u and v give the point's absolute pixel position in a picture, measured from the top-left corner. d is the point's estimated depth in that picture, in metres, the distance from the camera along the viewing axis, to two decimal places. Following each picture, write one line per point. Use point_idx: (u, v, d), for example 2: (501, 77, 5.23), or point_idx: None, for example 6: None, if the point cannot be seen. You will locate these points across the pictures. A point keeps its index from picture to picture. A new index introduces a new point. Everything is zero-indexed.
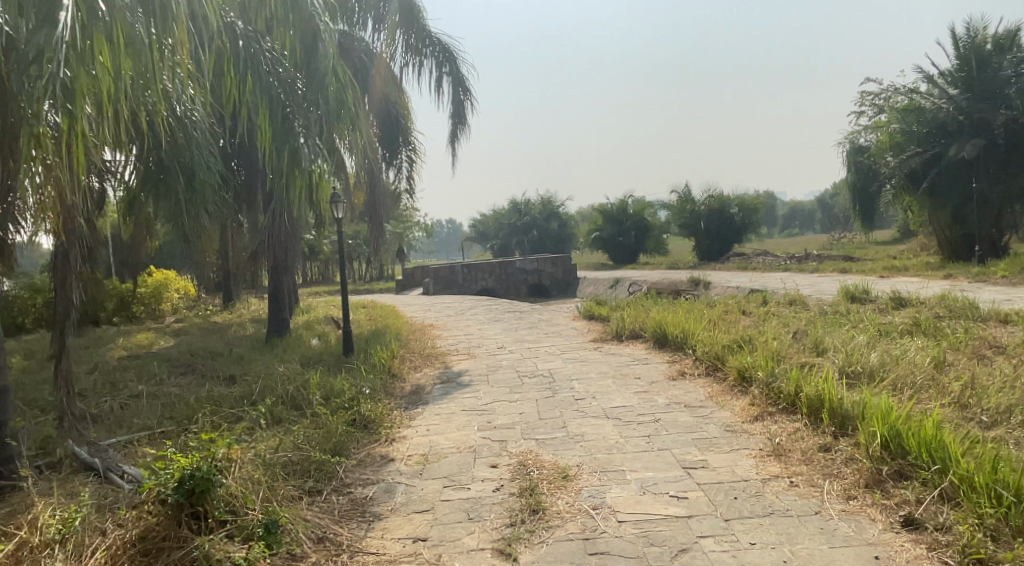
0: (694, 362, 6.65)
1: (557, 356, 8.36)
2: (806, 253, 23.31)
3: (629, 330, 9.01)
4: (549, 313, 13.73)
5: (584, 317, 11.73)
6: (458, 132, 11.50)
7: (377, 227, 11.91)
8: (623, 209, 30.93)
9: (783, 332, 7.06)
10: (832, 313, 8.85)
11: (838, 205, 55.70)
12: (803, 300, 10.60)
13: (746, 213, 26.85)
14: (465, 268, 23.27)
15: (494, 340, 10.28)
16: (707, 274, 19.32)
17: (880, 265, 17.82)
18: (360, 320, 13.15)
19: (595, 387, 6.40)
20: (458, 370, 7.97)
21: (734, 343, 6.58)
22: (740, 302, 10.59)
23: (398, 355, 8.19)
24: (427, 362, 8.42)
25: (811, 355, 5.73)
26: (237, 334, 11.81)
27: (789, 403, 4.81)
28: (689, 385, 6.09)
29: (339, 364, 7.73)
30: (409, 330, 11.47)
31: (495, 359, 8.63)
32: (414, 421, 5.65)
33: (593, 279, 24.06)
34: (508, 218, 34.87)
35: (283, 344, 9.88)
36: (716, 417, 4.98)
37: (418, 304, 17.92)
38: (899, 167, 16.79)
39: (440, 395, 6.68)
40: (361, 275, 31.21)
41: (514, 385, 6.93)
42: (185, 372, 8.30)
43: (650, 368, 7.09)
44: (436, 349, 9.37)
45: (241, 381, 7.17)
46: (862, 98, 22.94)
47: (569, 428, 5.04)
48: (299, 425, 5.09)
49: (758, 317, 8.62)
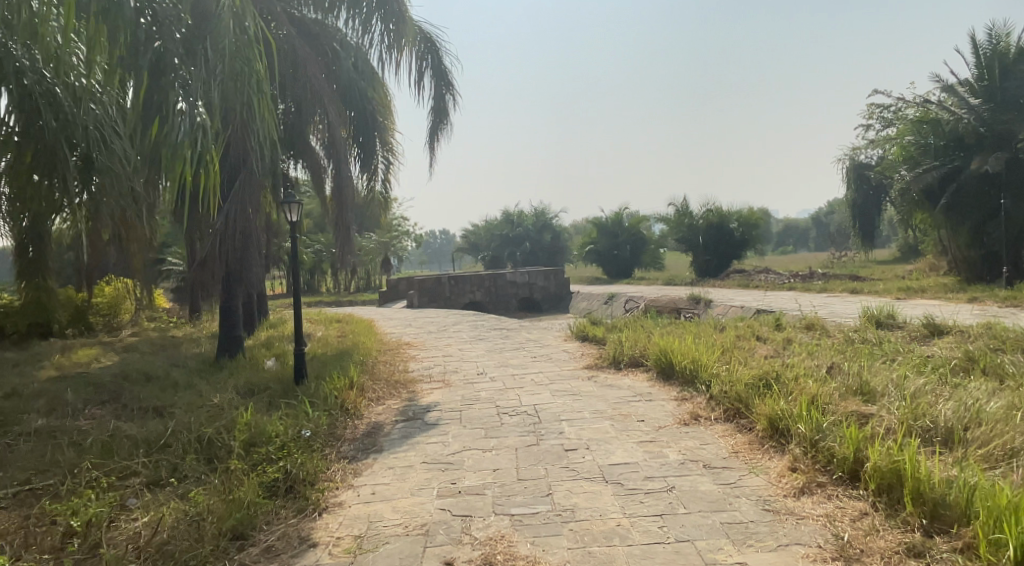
0: (710, 403, 5.48)
1: (544, 387, 7.16)
2: (810, 271, 22.18)
3: (628, 357, 7.84)
4: (538, 332, 12.53)
5: (576, 338, 10.55)
6: (438, 132, 10.39)
7: (344, 235, 10.55)
8: (618, 222, 29.93)
9: (813, 366, 5.90)
10: (861, 343, 7.70)
11: (834, 223, 55.06)
12: (821, 325, 9.45)
13: (746, 228, 25.68)
14: (452, 281, 22.09)
15: (474, 364, 9.09)
16: (707, 292, 18.19)
17: (892, 285, 16.72)
18: (329, 337, 11.91)
19: (588, 433, 5.21)
20: (427, 404, 6.74)
21: (757, 380, 5.40)
22: (751, 325, 9.43)
23: (357, 384, 6.95)
24: (392, 394, 7.20)
25: (860, 401, 4.56)
26: (186, 352, 10.61)
27: (846, 474, 3.62)
28: (706, 434, 4.90)
29: (283, 397, 6.49)
30: (381, 351, 10.25)
31: (471, 389, 7.42)
32: (357, 480, 4.44)
33: (586, 294, 22.92)
34: (499, 229, 33.75)
35: (231, 367, 8.75)
36: (748, 486, 3.80)
37: (399, 318, 16.70)
38: (915, 181, 15.67)
39: (397, 439, 5.44)
40: (345, 285, 29.99)
41: (490, 425, 5.71)
42: (107, 400, 7.10)
43: (655, 409, 5.88)
44: (406, 376, 8.19)
45: (162, 417, 6.01)
46: (869, 111, 22.08)
47: (556, 496, 3.85)
48: (203, 490, 3.96)
49: (777, 345, 7.44)
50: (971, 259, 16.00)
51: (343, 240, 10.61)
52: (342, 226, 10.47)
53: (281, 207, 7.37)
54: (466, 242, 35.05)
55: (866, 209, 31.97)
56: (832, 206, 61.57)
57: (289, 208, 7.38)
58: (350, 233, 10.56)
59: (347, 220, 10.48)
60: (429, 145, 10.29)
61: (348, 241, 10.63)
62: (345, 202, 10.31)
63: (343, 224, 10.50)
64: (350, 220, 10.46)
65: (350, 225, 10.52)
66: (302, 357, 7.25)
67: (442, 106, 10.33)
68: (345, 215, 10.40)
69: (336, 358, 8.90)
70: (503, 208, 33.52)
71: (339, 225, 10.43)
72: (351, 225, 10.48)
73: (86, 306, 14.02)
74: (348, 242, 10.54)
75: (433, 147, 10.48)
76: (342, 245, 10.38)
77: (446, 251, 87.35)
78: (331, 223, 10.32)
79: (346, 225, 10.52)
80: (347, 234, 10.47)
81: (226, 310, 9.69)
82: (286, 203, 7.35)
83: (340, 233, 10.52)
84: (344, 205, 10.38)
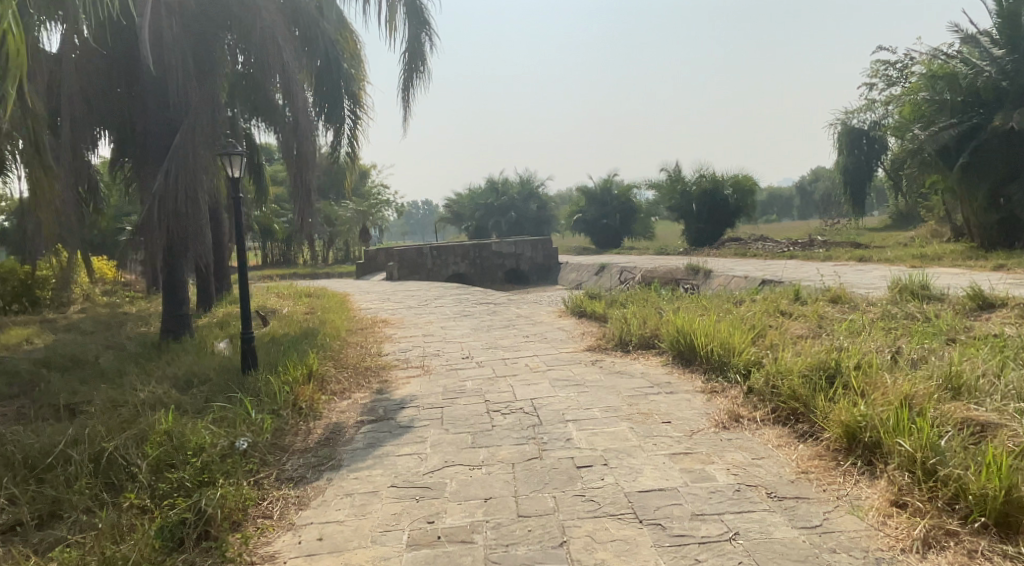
0: (751, 400, 4.40)
1: (541, 376, 6.02)
2: (811, 238, 21.16)
3: (637, 338, 6.74)
4: (528, 306, 11.37)
5: (572, 314, 9.44)
6: (414, 82, 9.15)
7: (304, 197, 8.97)
8: (607, 189, 28.77)
9: (872, 351, 4.81)
10: (907, 319, 6.61)
11: (822, 191, 54.24)
12: (849, 296, 8.40)
13: (740, 195, 24.66)
14: (434, 252, 20.88)
15: (458, 346, 7.93)
16: (705, 261, 17.15)
17: (901, 252, 15.77)
18: (296, 314, 10.71)
19: (603, 441, 4.10)
20: (402, 399, 5.59)
21: (813, 372, 4.29)
22: (771, 298, 8.34)
23: (316, 377, 5.81)
24: (359, 386, 6.04)
25: (964, 403, 3.53)
26: (131, 332, 9.41)
27: (991, 521, 2.64)
28: (755, 444, 3.81)
29: (223, 395, 5.32)
30: (351, 330, 9.07)
31: (454, 378, 6.27)
32: (301, 518, 3.33)
33: (576, 264, 21.80)
34: (483, 197, 32.45)
35: (173, 351, 7.56)
36: (846, 534, 2.74)
37: (377, 292, 15.51)
38: (930, 140, 14.63)
39: (361, 449, 4.31)
40: (323, 257, 28.72)
41: (479, 428, 4.59)
42: (16, 394, 5.94)
43: (679, 404, 4.78)
44: (379, 361, 7.06)
45: (70, 419, 4.87)
46: (874, 69, 21.23)
47: (572, 547, 2.80)
48: (73, 548, 2.87)
49: (812, 323, 6.35)
50: (985, 225, 15.04)
51: (303, 205, 9.04)
52: (302, 187, 8.94)
53: (221, 158, 6.06)
54: (449, 211, 33.66)
55: (860, 174, 30.93)
56: (820, 174, 60.78)
57: (230, 158, 6.04)
58: (310, 195, 9.00)
59: (308, 179, 8.90)
60: (402, 95, 9.03)
61: (308, 205, 9.04)
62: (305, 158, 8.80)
63: (303, 184, 8.92)
64: (309, 180, 8.93)
65: (310, 185, 8.96)
66: (251, 342, 6.10)
67: (419, 50, 9.07)
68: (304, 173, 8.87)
69: (299, 341, 7.75)
70: (487, 176, 32.22)
71: (298, 185, 8.89)
72: (311, 184, 8.91)
73: (30, 281, 12.69)
74: (310, 206, 8.96)
75: (407, 98, 9.25)
76: (302, 210, 8.86)
77: (429, 222, 85.85)
78: (287, 183, 8.81)
79: (305, 184, 8.93)
80: (306, 196, 8.93)
81: (171, 285, 8.52)
82: (226, 154, 6.02)
83: (299, 196, 8.94)
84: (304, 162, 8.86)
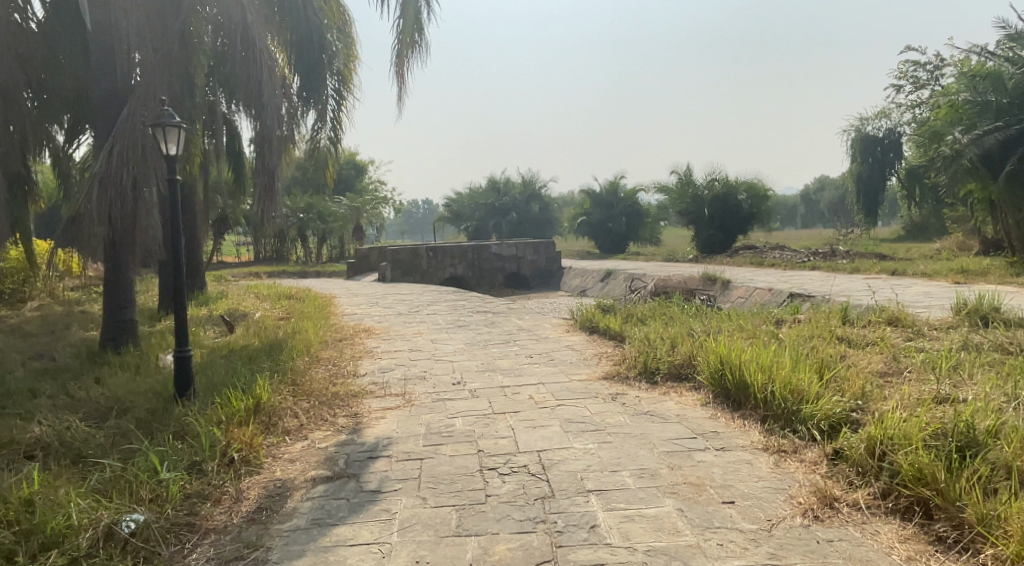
0: (849, 472, 3.23)
1: (549, 414, 4.78)
2: (830, 248, 19.92)
3: (667, 368, 5.52)
4: (530, 318, 10.10)
5: (583, 329, 8.22)
6: (408, 54, 7.96)
7: (267, 184, 7.57)
8: (613, 191, 27.60)
9: (999, 405, 3.61)
10: (999, 351, 5.37)
11: (827, 199, 53.16)
12: (909, 319, 7.18)
13: (755, 200, 23.51)
14: (429, 253, 19.67)
15: (449, 367, 6.67)
16: (721, 270, 15.96)
17: (935, 266, 14.56)
18: (268, 320, 9.46)
19: (645, 535, 2.89)
20: (371, 444, 4.34)
21: (941, 444, 3.13)
22: (818, 319, 7.08)
23: (263, 416, 4.55)
24: (318, 425, 4.78)
25: None
26: (73, 336, 8.19)
27: None
28: (876, 558, 2.66)
29: (142, 434, 4.14)
30: (326, 342, 7.85)
31: (440, 413, 5.01)
32: None
33: (580, 268, 20.58)
34: (484, 197, 31.23)
35: (109, 367, 6.36)
36: None
37: (366, 294, 14.28)
38: (972, 145, 13.44)
39: (302, 531, 3.08)
40: (316, 256, 27.58)
41: (468, 500, 3.35)
42: None
43: (739, 471, 3.53)
44: (350, 386, 5.81)
45: None
46: (903, 71, 20.11)
47: None
48: None
49: (885, 357, 5.14)
50: None
51: (266, 196, 7.64)
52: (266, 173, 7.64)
53: (154, 131, 4.82)
54: (447, 211, 32.43)
55: (875, 183, 29.64)
56: (825, 182, 59.77)
57: (166, 131, 4.80)
58: (275, 184, 7.65)
59: (273, 163, 7.56)
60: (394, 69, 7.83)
61: (271, 195, 7.67)
62: (270, 137, 7.48)
63: (266, 170, 7.57)
64: (275, 164, 7.62)
65: (277, 171, 7.62)
66: (187, 364, 4.86)
67: (415, 20, 7.88)
68: (268, 156, 7.52)
69: (258, 357, 6.50)
70: (488, 175, 31.00)
71: (261, 170, 7.53)
72: (277, 170, 7.56)
73: None
74: (275, 197, 7.58)
75: (400, 75, 8.08)
76: (266, 201, 7.49)
77: (428, 222, 84.77)
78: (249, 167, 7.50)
79: (269, 171, 7.58)
80: (270, 183, 7.57)
81: (114, 287, 7.27)
82: (160, 125, 4.78)
83: (262, 185, 7.55)
84: (270, 143, 7.55)
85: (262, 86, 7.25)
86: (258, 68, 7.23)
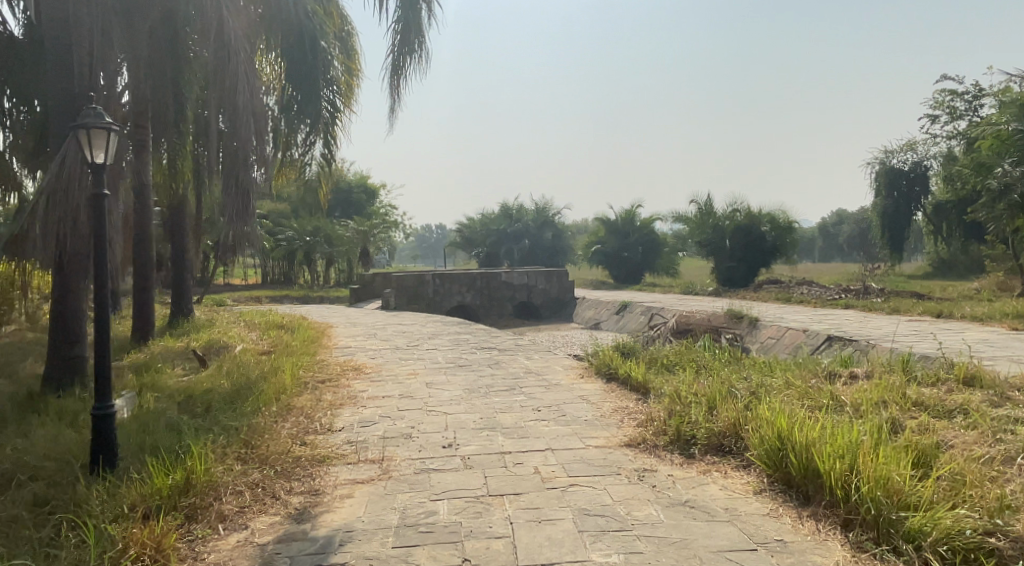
0: None
1: (560, 500, 3.74)
2: (861, 284, 18.73)
3: (705, 436, 4.48)
4: (540, 357, 9.07)
5: (600, 376, 7.17)
6: (406, 66, 7.52)
7: (241, 201, 7.43)
8: (629, 220, 26.69)
9: None
10: None
11: (846, 233, 51.94)
12: (989, 374, 6.06)
13: (779, 232, 22.49)
14: (436, 280, 18.79)
15: (441, 422, 5.64)
16: (747, 306, 14.85)
17: (982, 308, 13.34)
18: (247, 354, 8.50)
19: None
20: (325, 541, 3.32)
21: None
22: (877, 374, 6.02)
23: (189, 501, 3.54)
24: (264, 507, 3.77)
25: None
26: (21, 372, 7.26)
27: None
28: None
29: (28, 527, 3.26)
30: (305, 385, 6.85)
31: (422, 493, 3.97)
32: None
33: (595, 299, 19.55)
34: (496, 223, 30.41)
35: (42, 414, 5.45)
36: None
37: (365, 324, 13.32)
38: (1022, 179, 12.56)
39: None
40: (321, 281, 26.76)
41: None
42: None
43: None
44: (318, 449, 4.80)
45: None
46: (937, 100, 19.12)
47: None
48: None
49: (981, 431, 4.10)
50: None
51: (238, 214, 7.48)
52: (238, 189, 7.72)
53: (77, 134, 3.89)
54: (458, 236, 31.60)
55: (900, 218, 28.52)
56: (844, 216, 58.65)
57: (91, 134, 3.87)
58: (249, 201, 7.47)
59: (245, 179, 7.44)
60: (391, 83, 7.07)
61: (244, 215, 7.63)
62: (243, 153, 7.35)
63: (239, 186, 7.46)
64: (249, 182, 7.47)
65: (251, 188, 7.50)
66: (113, 425, 3.92)
67: (417, 27, 7.48)
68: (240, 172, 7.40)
69: (214, 409, 5.50)
70: (500, 201, 30.18)
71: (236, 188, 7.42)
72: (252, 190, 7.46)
73: None
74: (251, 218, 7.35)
75: (395, 86, 7.55)
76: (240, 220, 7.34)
77: (440, 247, 84.24)
78: (221, 184, 7.38)
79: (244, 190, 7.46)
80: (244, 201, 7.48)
81: (61, 321, 6.27)
82: (83, 126, 3.85)
83: (235, 204, 7.42)
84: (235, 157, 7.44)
85: (236, 94, 7.10)
86: (233, 78, 7.09)
